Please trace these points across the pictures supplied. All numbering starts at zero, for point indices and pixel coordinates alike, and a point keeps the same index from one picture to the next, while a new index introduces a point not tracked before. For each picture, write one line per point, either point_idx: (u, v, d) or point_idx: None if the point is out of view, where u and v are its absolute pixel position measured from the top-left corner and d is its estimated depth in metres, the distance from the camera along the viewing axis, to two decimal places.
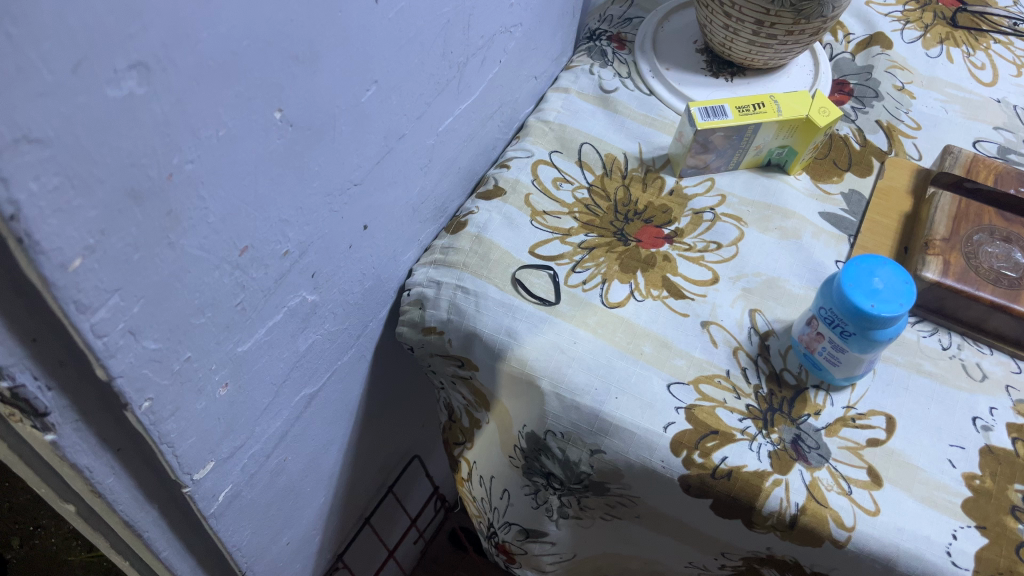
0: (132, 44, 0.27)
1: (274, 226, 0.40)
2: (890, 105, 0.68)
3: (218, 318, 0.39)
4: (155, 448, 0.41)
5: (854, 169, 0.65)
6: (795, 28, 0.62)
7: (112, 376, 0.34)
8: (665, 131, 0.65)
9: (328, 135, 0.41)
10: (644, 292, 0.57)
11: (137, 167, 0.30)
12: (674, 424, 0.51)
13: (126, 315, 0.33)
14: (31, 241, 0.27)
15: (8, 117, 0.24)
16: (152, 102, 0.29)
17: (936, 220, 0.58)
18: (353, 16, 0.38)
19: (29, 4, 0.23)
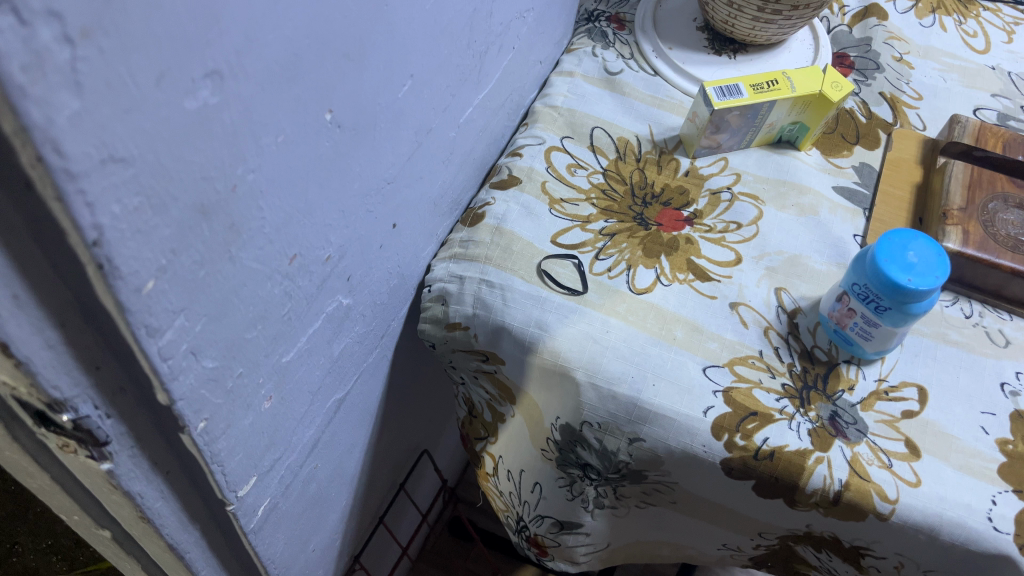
0: (209, 51, 0.25)
1: (319, 230, 0.39)
2: (892, 76, 0.69)
3: (266, 330, 0.38)
4: (206, 469, 0.39)
5: (862, 142, 0.65)
6: (800, 3, 0.61)
7: (174, 400, 0.32)
8: (674, 111, 0.65)
9: (369, 134, 0.39)
10: (670, 276, 0.57)
11: (207, 181, 0.28)
12: (714, 408, 0.51)
13: (190, 335, 0.31)
14: (112, 266, 0.25)
15: (98, 136, 0.22)
16: (223, 111, 0.27)
17: (951, 190, 0.59)
18: (397, 10, 0.36)
19: (120, 14, 0.21)
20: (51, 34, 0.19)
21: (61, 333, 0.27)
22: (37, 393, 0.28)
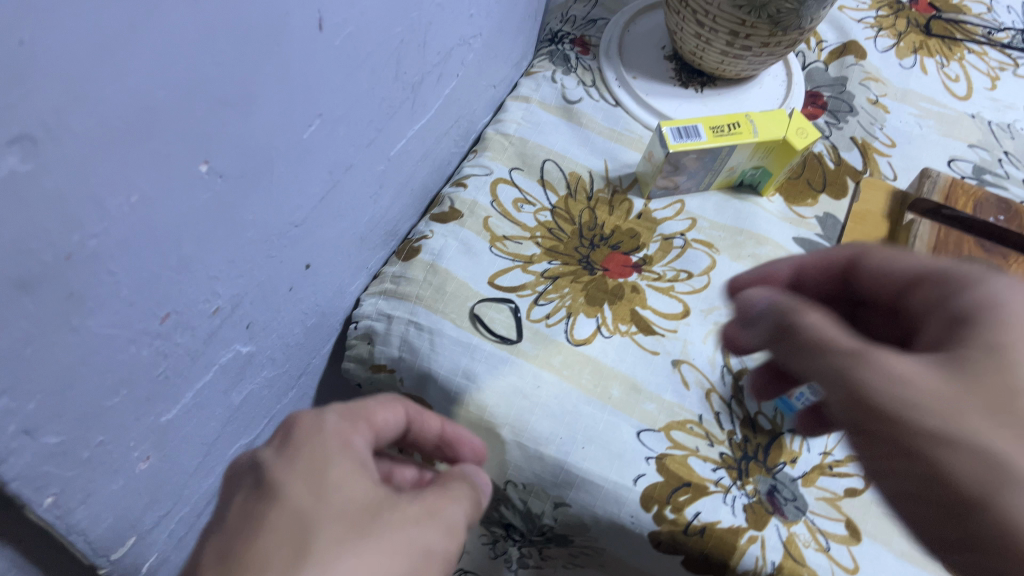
0: (14, 116, 0.21)
1: (201, 284, 0.35)
2: (865, 120, 0.65)
3: (135, 393, 0.34)
4: (64, 539, 0.35)
5: (829, 190, 0.61)
6: (771, 40, 0.58)
7: (4, 482, 0.29)
8: (632, 147, 0.61)
9: (264, 180, 0.36)
10: (611, 328, 0.53)
11: (26, 254, 0.24)
12: (645, 477, 0.48)
13: (19, 415, 0.28)
14: None
15: None
16: (43, 177, 0.23)
17: (915, 251, 0.55)
18: (293, 48, 0.32)
19: None
20: None
21: None
22: None
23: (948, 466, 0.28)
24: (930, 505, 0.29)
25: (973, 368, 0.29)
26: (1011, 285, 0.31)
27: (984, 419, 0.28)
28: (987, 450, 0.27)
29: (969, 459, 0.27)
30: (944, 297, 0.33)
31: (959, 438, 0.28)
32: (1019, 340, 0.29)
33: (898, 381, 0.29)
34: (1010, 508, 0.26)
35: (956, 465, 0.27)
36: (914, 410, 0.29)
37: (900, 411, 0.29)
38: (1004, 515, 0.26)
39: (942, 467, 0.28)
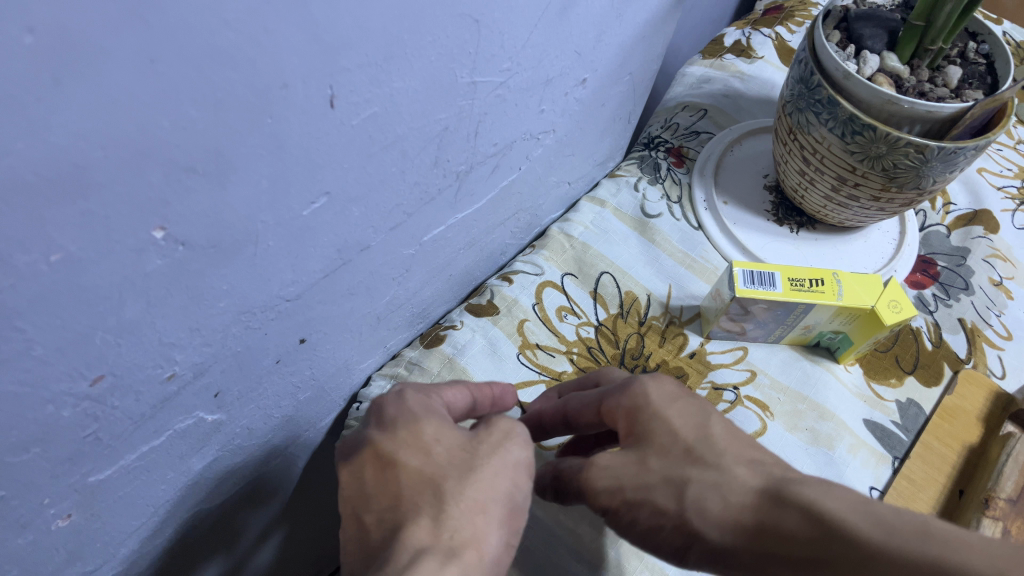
0: None
1: (150, 349, 0.32)
2: (981, 301, 0.57)
3: (52, 453, 0.31)
4: None
5: (919, 373, 0.53)
6: (883, 195, 0.52)
7: None
8: (703, 277, 0.55)
9: (245, 251, 0.32)
10: None
11: None
12: None
13: None
14: None
15: None
16: None
17: (1005, 471, 0.47)
18: (291, 122, 0.29)
19: None
20: None
21: None
22: None
23: (669, 507, 0.33)
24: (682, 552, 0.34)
25: (643, 440, 0.35)
26: (654, 386, 0.36)
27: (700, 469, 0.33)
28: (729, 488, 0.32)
29: (709, 493, 0.32)
30: (623, 410, 0.37)
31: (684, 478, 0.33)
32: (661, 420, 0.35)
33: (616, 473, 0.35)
34: (753, 529, 0.31)
35: (667, 503, 0.33)
36: (642, 489, 0.34)
37: (641, 489, 0.34)
38: (769, 535, 0.30)
39: (678, 500, 0.33)
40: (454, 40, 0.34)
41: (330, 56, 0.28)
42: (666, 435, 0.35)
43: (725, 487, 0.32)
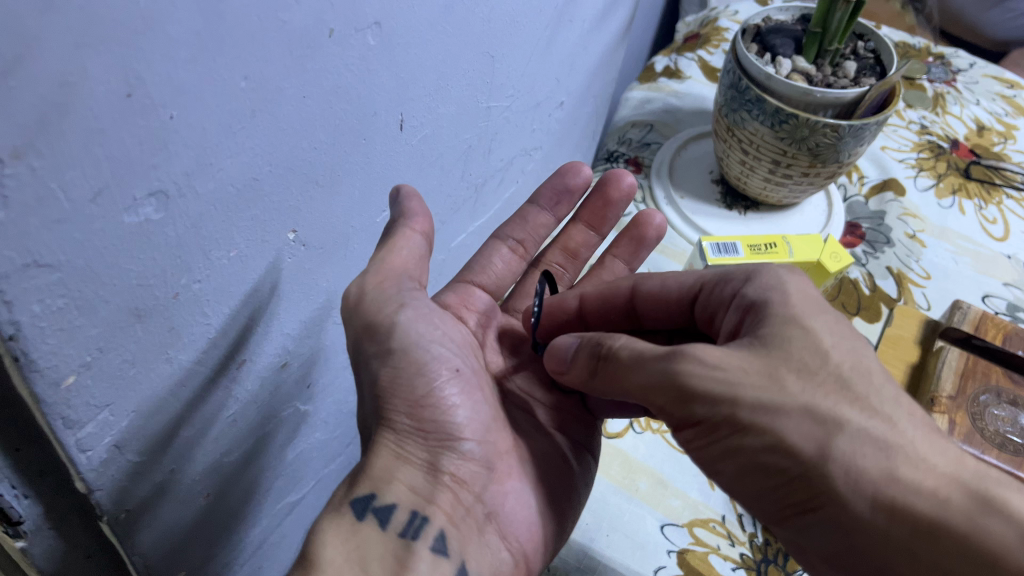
0: (154, 173, 0.27)
1: (275, 339, 0.40)
2: (901, 251, 0.69)
3: (207, 430, 0.39)
4: (126, 559, 0.39)
5: (863, 313, 0.65)
6: (811, 171, 0.63)
7: (91, 489, 0.33)
8: (676, 259, 0.65)
9: (340, 252, 0.41)
10: (644, 425, 0.57)
11: (143, 288, 0.29)
12: (664, 569, 0.50)
13: (114, 430, 0.32)
14: (28, 360, 0.26)
15: (21, 243, 0.23)
16: (169, 226, 0.29)
17: (942, 376, 0.58)
18: (377, 142, 0.38)
19: (58, 138, 0.23)
20: None
21: None
22: None
23: (805, 448, 0.30)
24: (759, 484, 0.32)
25: (775, 349, 0.32)
26: (795, 292, 0.34)
27: (853, 409, 0.30)
28: (923, 462, 0.29)
29: (866, 450, 0.29)
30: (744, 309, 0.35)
31: (834, 422, 0.30)
32: (808, 321, 0.33)
33: (732, 381, 0.31)
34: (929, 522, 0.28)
35: (801, 445, 0.30)
36: (776, 407, 0.30)
37: (767, 412, 0.30)
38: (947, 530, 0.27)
39: (822, 447, 0.29)
40: (478, 73, 0.43)
41: (403, 89, 0.38)
42: (807, 351, 0.31)
43: (897, 454, 0.29)
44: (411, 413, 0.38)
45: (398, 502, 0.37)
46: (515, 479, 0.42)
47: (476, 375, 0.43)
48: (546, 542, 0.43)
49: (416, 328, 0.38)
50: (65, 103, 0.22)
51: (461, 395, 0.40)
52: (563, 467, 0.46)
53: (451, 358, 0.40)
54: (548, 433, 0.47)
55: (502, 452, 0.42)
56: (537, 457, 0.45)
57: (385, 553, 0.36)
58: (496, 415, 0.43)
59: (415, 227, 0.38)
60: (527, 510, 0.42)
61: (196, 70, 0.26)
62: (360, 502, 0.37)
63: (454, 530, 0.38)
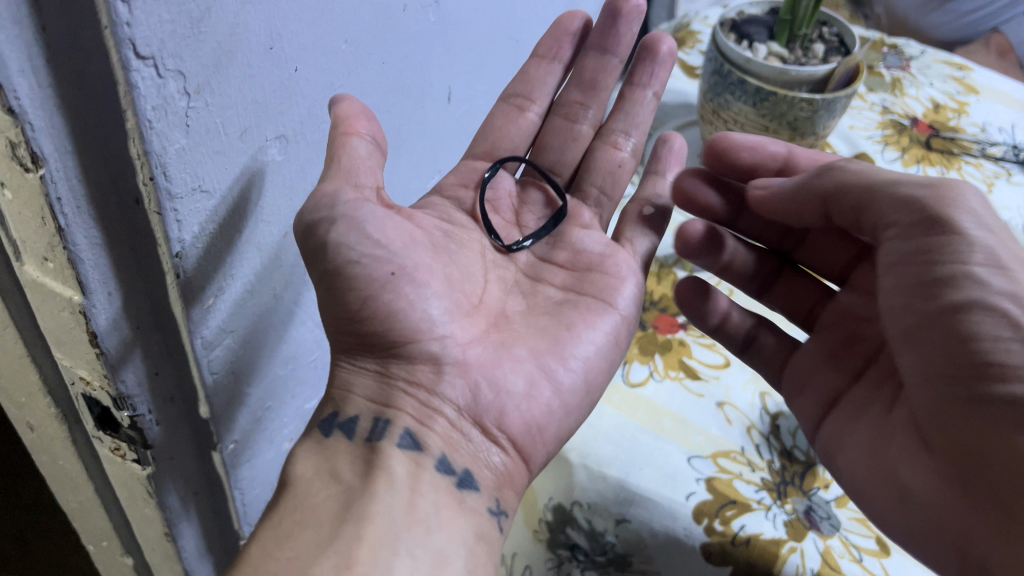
0: (281, 119, 0.32)
1: None
2: None
3: (296, 371, 0.44)
4: (229, 493, 0.45)
5: None
6: (791, 144, 0.70)
7: (213, 412, 0.39)
8: None
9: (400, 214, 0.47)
10: (663, 373, 0.63)
11: (264, 224, 0.35)
12: (696, 495, 0.55)
13: (234, 356, 0.38)
14: (186, 278, 0.32)
15: (193, 169, 0.29)
16: (286, 168, 0.34)
17: None
18: (431, 114, 0.44)
19: (224, 80, 0.28)
20: (175, 86, 0.27)
21: (137, 334, 0.33)
22: (108, 384, 0.34)
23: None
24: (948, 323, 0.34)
25: None
26: None
27: None
28: None
29: None
30: None
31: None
32: None
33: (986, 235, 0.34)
34: None
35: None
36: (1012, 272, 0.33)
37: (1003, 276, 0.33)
38: None
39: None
40: (506, 56, 0.50)
41: (452, 64, 0.44)
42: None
43: None
44: (351, 330, 0.38)
45: (361, 412, 0.38)
46: (493, 367, 0.40)
47: (431, 267, 0.40)
48: (549, 423, 0.41)
49: (347, 238, 0.36)
50: (231, 50, 0.28)
51: (404, 296, 0.38)
52: (556, 346, 0.42)
53: (384, 261, 0.37)
54: (541, 317, 0.44)
55: (469, 344, 0.40)
56: (520, 343, 0.42)
57: (356, 456, 0.37)
58: (464, 310, 0.41)
59: (355, 131, 0.34)
60: (512, 394, 0.40)
61: (315, 30, 0.32)
62: (326, 422, 0.39)
63: (425, 431, 0.38)
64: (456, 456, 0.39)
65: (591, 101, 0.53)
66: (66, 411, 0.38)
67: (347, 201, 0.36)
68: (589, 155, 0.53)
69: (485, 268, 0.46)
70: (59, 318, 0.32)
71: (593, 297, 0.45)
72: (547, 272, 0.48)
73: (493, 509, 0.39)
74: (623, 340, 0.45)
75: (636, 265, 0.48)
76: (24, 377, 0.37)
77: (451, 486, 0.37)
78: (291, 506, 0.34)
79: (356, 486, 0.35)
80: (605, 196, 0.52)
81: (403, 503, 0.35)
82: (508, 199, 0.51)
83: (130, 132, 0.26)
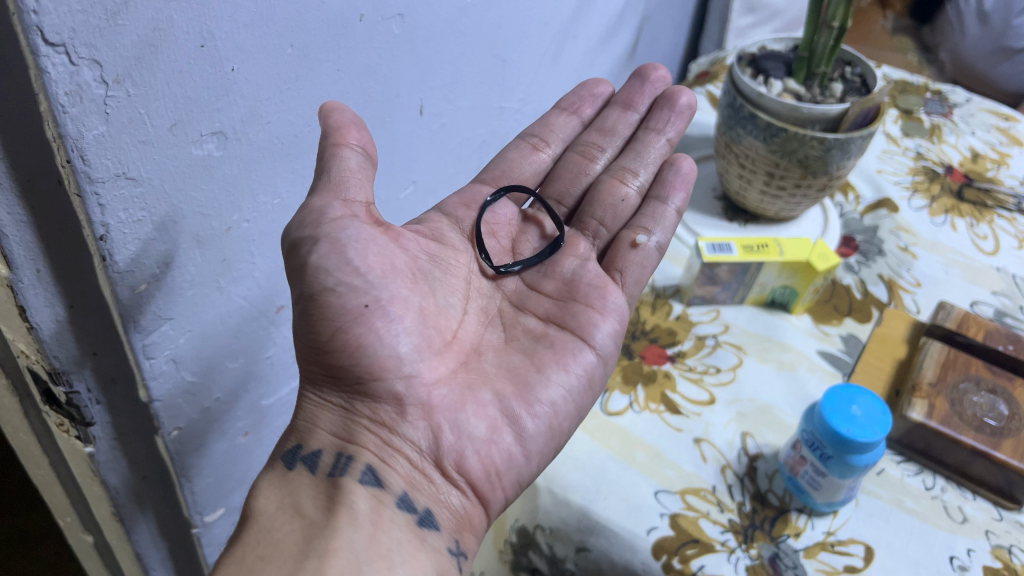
0: (217, 116, 0.34)
1: None
2: (893, 262, 0.74)
3: (248, 365, 0.46)
4: (176, 480, 0.46)
5: (854, 314, 0.69)
6: (802, 183, 0.69)
7: (151, 397, 0.40)
8: (677, 264, 0.74)
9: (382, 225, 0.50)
10: (643, 404, 0.62)
11: (204, 216, 0.36)
12: (657, 529, 0.53)
13: (173, 344, 0.39)
14: (112, 261, 0.33)
15: (116, 156, 0.30)
16: (226, 163, 0.36)
17: (924, 365, 0.61)
18: (401, 124, 0.45)
19: (147, 72, 0.30)
20: (91, 75, 0.28)
21: (70, 313, 0.35)
22: (42, 360, 0.35)
23: None
24: None
25: None
26: None
27: None
28: None
29: None
30: None
31: None
32: None
33: None
34: None
35: None
36: None
37: None
38: None
39: None
40: (489, 73, 0.51)
41: (424, 78, 0.45)
42: None
43: None
44: (319, 361, 0.38)
45: (325, 447, 0.38)
46: (456, 410, 0.39)
47: (406, 299, 0.39)
48: (509, 468, 0.40)
49: (327, 261, 0.36)
50: (155, 45, 0.29)
51: (375, 330, 0.37)
52: (522, 389, 0.41)
53: (360, 291, 0.37)
54: (514, 355, 0.43)
55: (436, 385, 0.39)
56: (487, 386, 0.41)
57: (319, 490, 0.36)
58: (435, 346, 0.40)
59: (346, 142, 0.37)
60: (472, 438, 0.39)
61: (253, 32, 0.33)
62: (290, 455, 0.38)
63: (387, 469, 0.37)
64: (418, 494, 0.38)
65: (608, 145, 0.55)
66: (17, 385, 0.40)
67: (332, 219, 0.37)
68: (594, 187, 0.53)
69: (466, 297, 0.45)
70: None
71: (566, 335, 0.44)
72: (532, 299, 0.47)
73: (453, 549, 0.37)
74: (594, 382, 0.44)
75: (622, 301, 0.47)
76: None
77: (412, 522, 0.36)
78: (255, 540, 0.33)
79: (321, 520, 0.34)
80: (604, 227, 0.52)
81: (365, 538, 0.33)
82: (507, 227, 0.52)
83: (44, 115, 0.28)
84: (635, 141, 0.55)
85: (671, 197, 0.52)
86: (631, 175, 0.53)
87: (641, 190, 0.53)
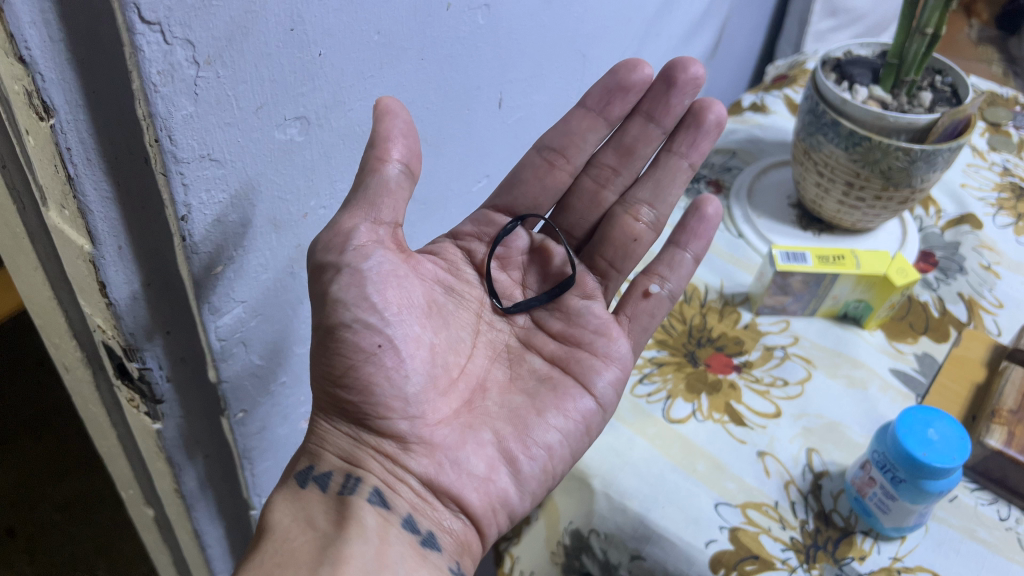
0: (301, 101, 0.33)
1: None
2: (974, 280, 0.71)
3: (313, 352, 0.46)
4: (238, 461, 0.46)
5: (930, 333, 0.67)
6: (883, 194, 0.66)
7: (221, 378, 0.40)
8: (747, 271, 0.72)
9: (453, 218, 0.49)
10: (706, 413, 0.60)
11: (282, 201, 0.36)
12: (716, 542, 0.52)
13: (244, 327, 0.39)
14: (191, 242, 0.33)
15: (203, 137, 0.30)
16: (306, 149, 0.35)
17: (1005, 392, 0.58)
18: (479, 116, 0.45)
19: (237, 54, 0.30)
20: (184, 54, 0.28)
21: (146, 291, 0.35)
22: (118, 334, 0.36)
23: None
24: None
25: None
26: None
27: None
28: None
29: None
30: None
31: None
32: None
33: None
34: None
35: None
36: None
37: None
38: None
39: None
40: (569, 68, 0.50)
41: (504, 71, 0.44)
42: None
43: None
44: (332, 393, 0.37)
45: (335, 468, 0.38)
46: (457, 449, 0.39)
47: (419, 338, 0.39)
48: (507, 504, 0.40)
49: (347, 295, 0.36)
50: (247, 27, 0.29)
51: (384, 370, 0.37)
52: (522, 430, 0.41)
53: (374, 331, 0.36)
54: (515, 396, 0.43)
55: (438, 425, 0.39)
56: (487, 425, 0.41)
57: (329, 506, 0.36)
58: (441, 387, 0.40)
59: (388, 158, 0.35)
60: (471, 476, 0.39)
61: (342, 18, 0.33)
62: (301, 474, 0.38)
63: (392, 493, 0.38)
64: (422, 517, 0.38)
65: (622, 168, 0.52)
66: (91, 357, 0.40)
67: (356, 247, 0.36)
68: (605, 224, 0.51)
69: (476, 330, 0.44)
70: (75, 265, 0.33)
71: (568, 379, 0.44)
72: (538, 338, 0.46)
73: (453, 569, 0.38)
74: (591, 429, 0.44)
75: (626, 347, 0.47)
76: (54, 318, 0.39)
77: (415, 541, 0.37)
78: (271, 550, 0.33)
79: (332, 532, 0.35)
80: (614, 269, 0.51)
81: (374, 551, 0.34)
82: (518, 258, 0.49)
83: (136, 93, 0.28)
84: (655, 166, 0.51)
85: (689, 243, 0.50)
86: (644, 208, 0.51)
87: (654, 223, 0.51)
